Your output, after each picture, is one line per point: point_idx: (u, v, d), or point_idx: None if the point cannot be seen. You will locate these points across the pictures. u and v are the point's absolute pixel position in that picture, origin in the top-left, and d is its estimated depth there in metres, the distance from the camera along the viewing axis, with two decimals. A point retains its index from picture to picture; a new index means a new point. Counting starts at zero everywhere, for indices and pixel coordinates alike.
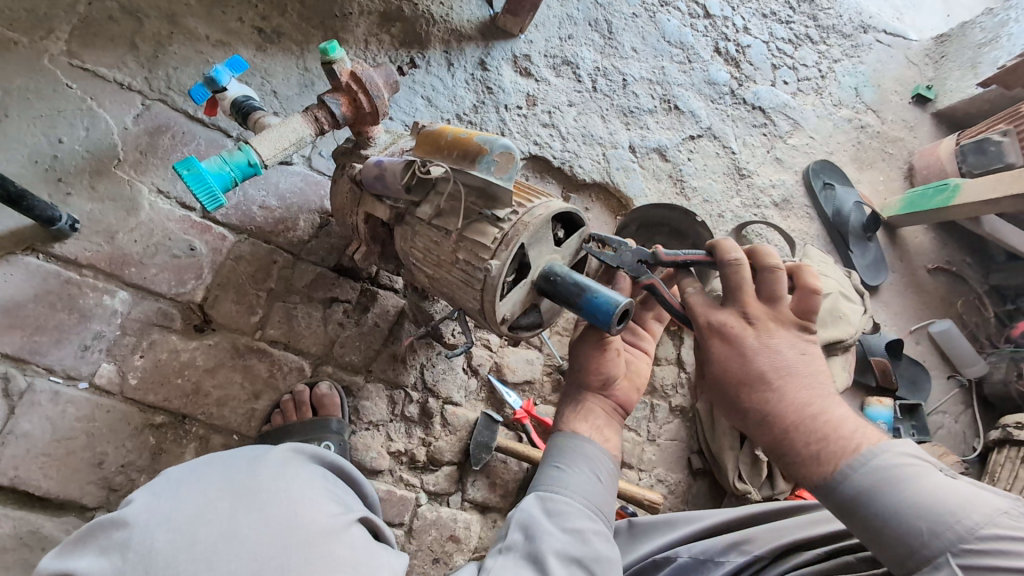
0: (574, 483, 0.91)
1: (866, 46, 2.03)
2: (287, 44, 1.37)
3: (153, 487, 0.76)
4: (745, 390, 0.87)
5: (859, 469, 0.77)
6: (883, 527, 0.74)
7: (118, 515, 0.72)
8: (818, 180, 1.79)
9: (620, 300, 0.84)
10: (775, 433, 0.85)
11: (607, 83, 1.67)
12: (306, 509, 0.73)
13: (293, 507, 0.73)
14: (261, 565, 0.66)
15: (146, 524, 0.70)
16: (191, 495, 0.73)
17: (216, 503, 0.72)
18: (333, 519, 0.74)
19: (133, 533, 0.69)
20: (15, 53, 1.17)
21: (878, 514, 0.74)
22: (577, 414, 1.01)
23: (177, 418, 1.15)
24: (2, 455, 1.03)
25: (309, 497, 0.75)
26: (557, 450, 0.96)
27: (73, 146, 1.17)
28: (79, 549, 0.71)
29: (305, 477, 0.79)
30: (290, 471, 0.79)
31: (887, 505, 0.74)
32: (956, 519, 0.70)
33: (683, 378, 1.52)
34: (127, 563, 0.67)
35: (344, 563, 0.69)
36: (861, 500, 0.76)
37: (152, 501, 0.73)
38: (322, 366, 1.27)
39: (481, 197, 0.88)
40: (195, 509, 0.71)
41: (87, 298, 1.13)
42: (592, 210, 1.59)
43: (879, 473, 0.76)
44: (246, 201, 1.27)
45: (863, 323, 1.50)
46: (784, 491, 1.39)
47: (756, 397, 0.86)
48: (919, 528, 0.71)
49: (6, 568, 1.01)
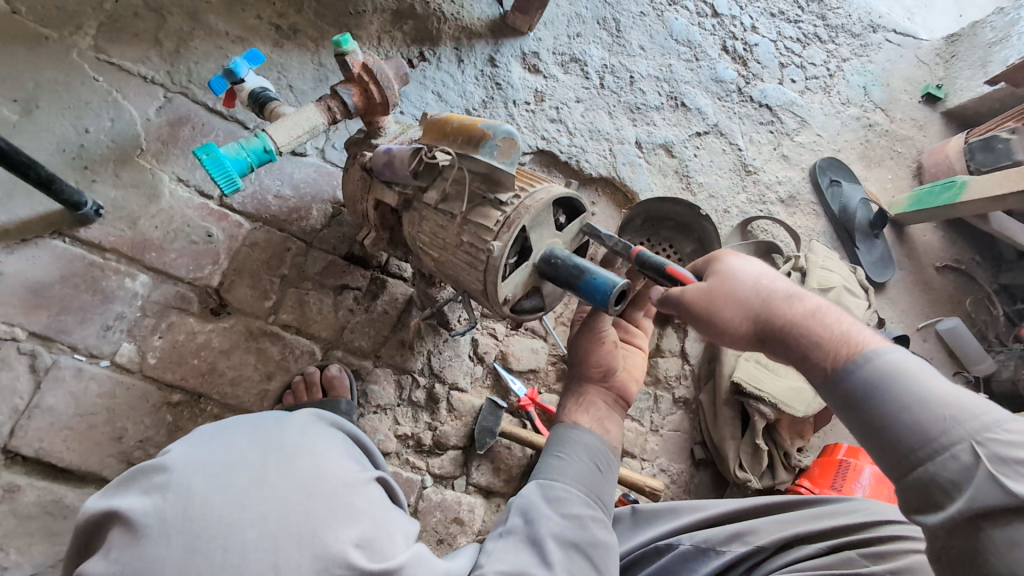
0: (573, 472, 0.94)
1: (875, 45, 2.05)
2: (303, 41, 1.42)
3: (189, 439, 0.79)
4: (766, 280, 0.87)
5: (879, 356, 0.74)
6: (904, 412, 0.69)
7: (158, 461, 0.76)
8: (825, 177, 1.80)
9: (617, 280, 0.87)
10: (783, 302, 0.84)
11: (614, 80, 1.70)
12: (328, 463, 0.77)
13: (316, 460, 0.77)
14: (289, 508, 0.70)
15: (184, 468, 0.73)
16: (224, 446, 0.77)
17: (248, 453, 0.75)
18: (353, 475, 0.78)
19: (171, 477, 0.73)
20: (45, 47, 1.23)
21: (884, 402, 0.71)
22: (578, 406, 1.04)
23: (192, 397, 1.19)
24: (29, 428, 1.09)
25: (331, 454, 0.79)
26: (557, 438, 1.00)
27: (99, 136, 1.22)
28: (122, 490, 0.75)
29: (326, 438, 0.83)
30: (314, 431, 0.82)
31: (906, 391, 0.70)
32: (981, 410, 0.67)
33: (688, 370, 1.55)
34: (167, 502, 0.70)
35: (363, 515, 0.74)
36: (880, 383, 0.72)
37: (188, 450, 0.77)
38: (332, 350, 1.31)
39: (486, 181, 0.92)
40: (229, 458, 0.75)
41: (110, 281, 1.19)
42: (598, 204, 1.62)
43: (899, 361, 0.73)
44: (262, 190, 1.32)
45: (867, 318, 1.53)
46: (784, 481, 1.37)
47: (780, 284, 0.86)
48: (943, 415, 0.67)
49: (30, 535, 1.05)
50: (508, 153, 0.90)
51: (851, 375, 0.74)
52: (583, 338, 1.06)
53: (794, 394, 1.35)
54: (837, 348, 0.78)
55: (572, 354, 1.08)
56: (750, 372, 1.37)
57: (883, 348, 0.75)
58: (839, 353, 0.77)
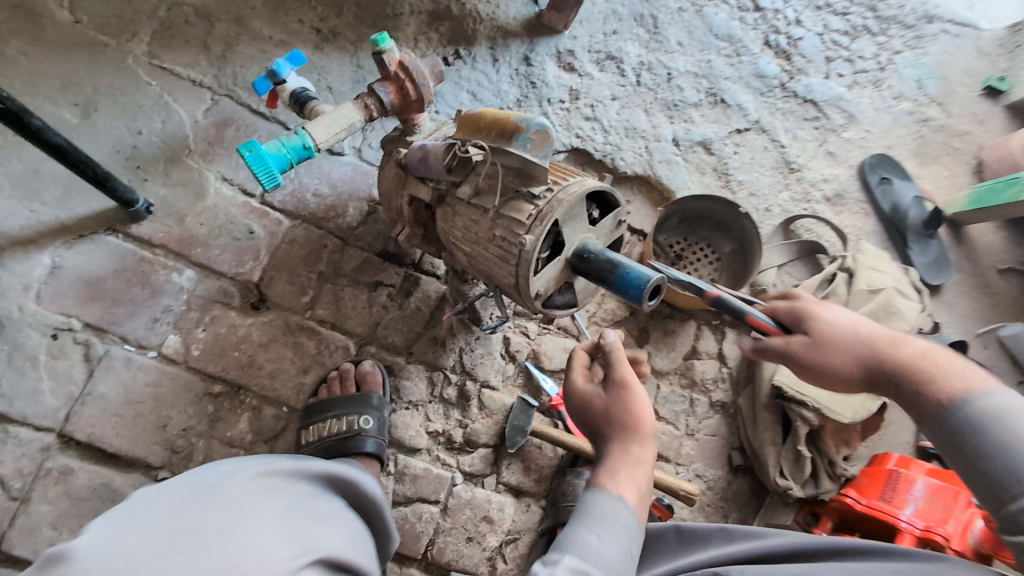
0: (606, 557, 0.78)
1: (930, 36, 1.95)
2: (342, 43, 1.45)
3: (107, 517, 0.73)
4: (861, 327, 0.88)
5: (982, 398, 0.76)
6: (1006, 448, 0.71)
7: (64, 547, 0.69)
8: (874, 175, 1.73)
9: (652, 275, 0.85)
10: (879, 349, 0.86)
11: (651, 77, 1.67)
12: (253, 555, 0.69)
13: (236, 553, 0.69)
14: None
15: (87, 562, 0.66)
16: (139, 529, 0.71)
17: (161, 542, 0.69)
18: (284, 565, 0.70)
19: (72, 569, 0.66)
20: (103, 53, 1.30)
21: (989, 440, 0.73)
22: (620, 466, 0.90)
23: (233, 389, 1.23)
24: (82, 414, 1.15)
25: (262, 539, 0.72)
26: (598, 513, 0.84)
27: (151, 137, 1.28)
28: None
29: (262, 513, 0.75)
30: (247, 504, 0.76)
31: (1010, 432, 0.72)
32: None
33: (725, 373, 1.52)
34: None
35: None
36: (981, 424, 0.74)
37: (100, 533, 0.70)
38: (366, 346, 1.33)
39: (518, 175, 0.91)
40: (137, 551, 0.68)
41: (158, 275, 1.24)
42: (634, 203, 1.59)
43: (1001, 404, 0.75)
44: (301, 189, 1.36)
45: (920, 321, 1.45)
46: (829, 491, 1.31)
47: (875, 331, 0.88)
48: None
49: (80, 517, 1.10)
50: (542, 147, 0.89)
51: (956, 416, 0.77)
52: (626, 395, 0.95)
53: (839, 399, 1.29)
54: (946, 383, 0.80)
55: (613, 414, 0.95)
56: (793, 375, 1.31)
57: (987, 392, 0.76)
58: (948, 387, 0.79)
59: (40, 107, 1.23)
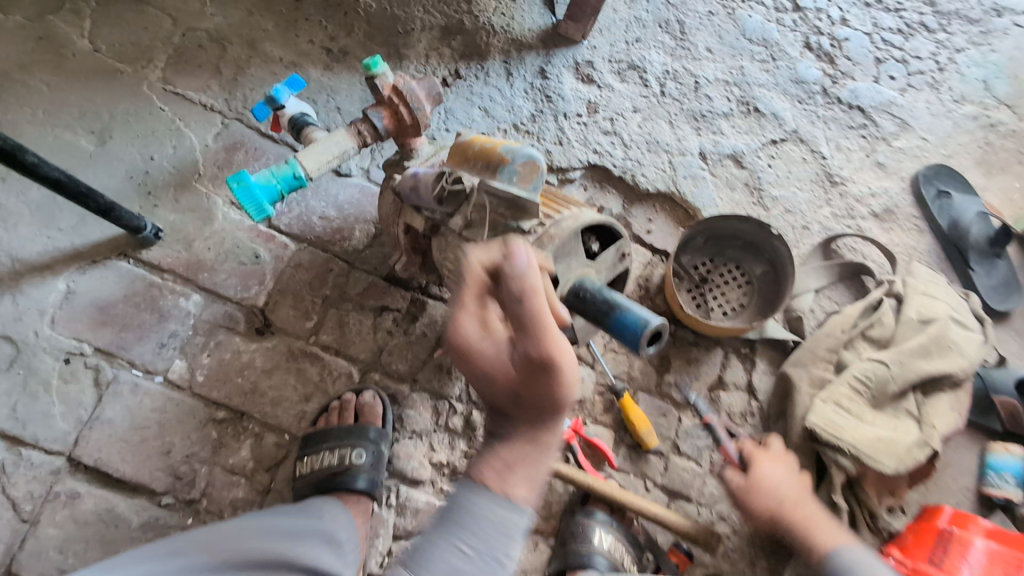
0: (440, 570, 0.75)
1: (999, 31, 1.76)
2: (352, 63, 1.43)
3: None
4: (779, 484, 1.05)
5: (838, 552, 0.97)
6: None
7: None
8: (930, 188, 1.57)
9: (650, 320, 0.77)
10: (786, 502, 1.04)
11: (676, 86, 1.56)
12: None
13: None
14: None
15: None
16: None
17: None
18: None
19: None
20: (120, 81, 1.32)
21: None
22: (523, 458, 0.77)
23: (235, 415, 1.22)
24: (90, 438, 1.16)
25: None
26: (467, 518, 0.76)
27: (162, 163, 1.29)
28: None
29: None
30: None
31: None
32: None
33: (754, 408, 1.41)
34: None
35: None
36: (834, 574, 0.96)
37: None
38: (369, 373, 1.30)
39: (509, 208, 0.84)
40: None
41: (166, 300, 1.25)
42: (655, 222, 1.50)
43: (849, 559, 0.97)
44: (308, 212, 1.34)
45: (982, 355, 1.28)
46: (870, 545, 1.17)
47: (783, 487, 1.05)
48: None
49: (84, 542, 1.11)
50: (529, 178, 0.84)
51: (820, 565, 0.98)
52: (548, 377, 0.73)
53: (883, 445, 1.14)
54: (819, 536, 1.00)
55: (527, 398, 0.76)
56: (826, 417, 1.17)
57: (840, 550, 0.98)
58: (822, 541, 0.99)
59: (60, 136, 1.27)
